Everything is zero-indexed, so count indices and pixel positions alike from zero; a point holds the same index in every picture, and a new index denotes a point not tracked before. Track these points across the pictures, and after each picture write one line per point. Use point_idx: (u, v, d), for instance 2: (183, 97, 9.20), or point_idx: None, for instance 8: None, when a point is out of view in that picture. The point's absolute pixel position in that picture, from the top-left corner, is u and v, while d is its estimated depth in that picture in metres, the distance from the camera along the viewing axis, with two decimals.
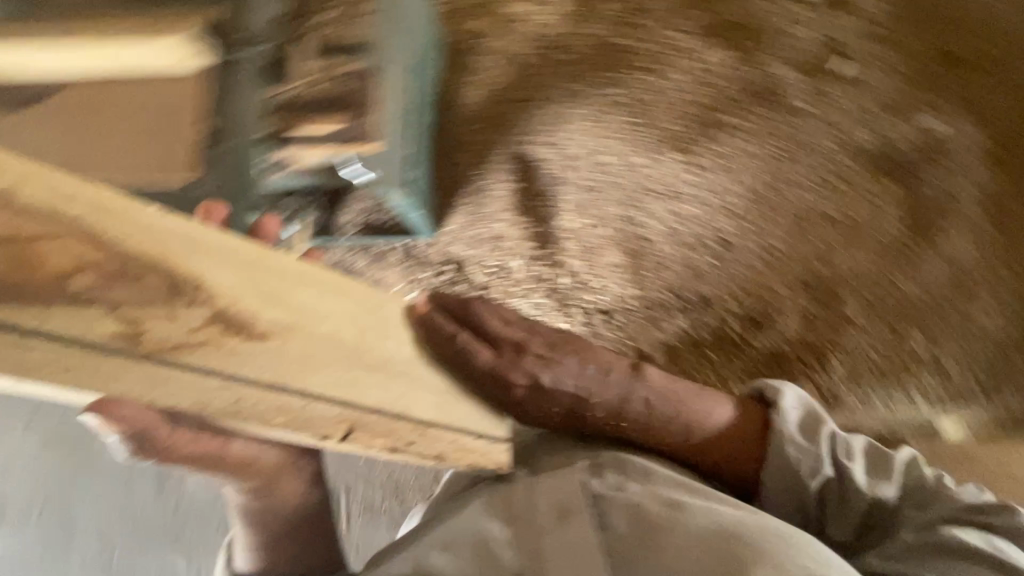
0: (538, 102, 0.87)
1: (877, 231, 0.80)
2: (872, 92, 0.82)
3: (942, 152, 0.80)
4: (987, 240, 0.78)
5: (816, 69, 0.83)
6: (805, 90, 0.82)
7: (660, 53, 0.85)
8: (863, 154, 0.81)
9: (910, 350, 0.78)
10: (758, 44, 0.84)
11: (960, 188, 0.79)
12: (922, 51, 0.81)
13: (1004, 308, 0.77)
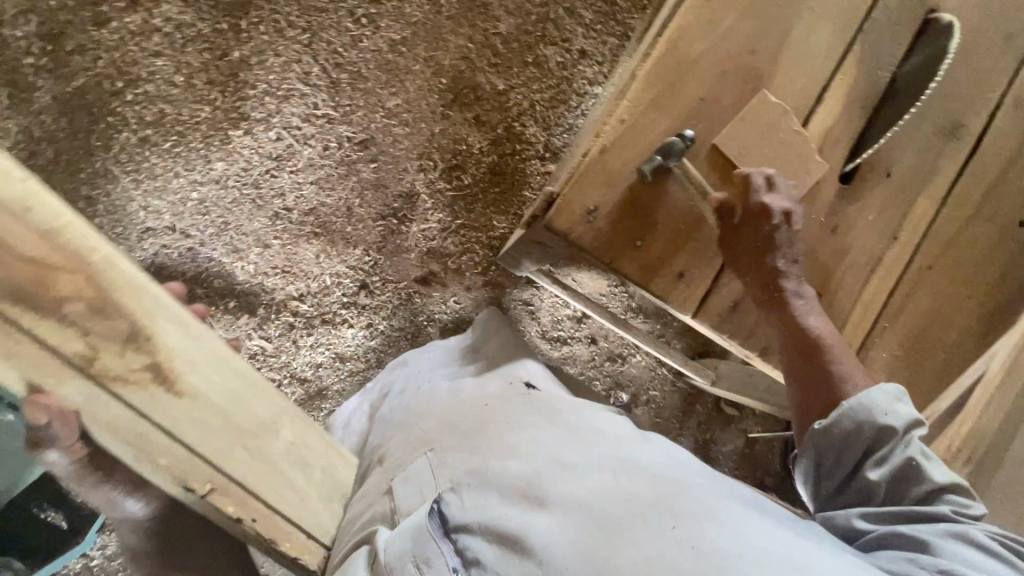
0: (228, 239, 0.94)
1: (496, 103, 1.02)
2: (439, 78, 1.00)
3: (498, 38, 1.02)
4: (547, 37, 1.03)
5: (395, 88, 0.98)
6: (396, 101, 0.98)
7: (294, 143, 0.95)
8: (469, 99, 1.01)
9: (561, 133, 1.04)
10: (366, 88, 0.97)
11: (510, 32, 1.02)
12: (436, 28, 0.99)
13: (575, 50, 1.03)
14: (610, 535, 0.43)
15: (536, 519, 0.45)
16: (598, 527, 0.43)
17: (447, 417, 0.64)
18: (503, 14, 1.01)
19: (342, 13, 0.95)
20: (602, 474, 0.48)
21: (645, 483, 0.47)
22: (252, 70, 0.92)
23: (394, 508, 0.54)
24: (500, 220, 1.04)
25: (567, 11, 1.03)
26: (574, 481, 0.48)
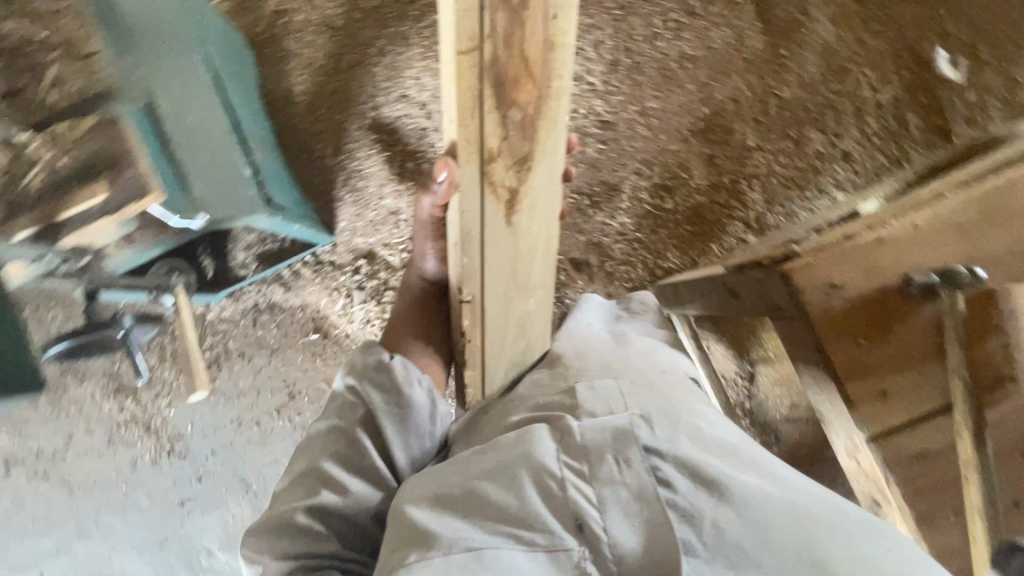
0: None
1: (738, 151, 1.02)
2: (698, 104, 1.01)
3: (776, 95, 1.00)
4: (822, 117, 0.99)
5: (655, 93, 1.01)
6: (649, 103, 1.01)
7: None
8: (709, 135, 1.02)
9: (782, 210, 1.01)
10: (636, 81, 1.01)
11: (791, 94, 1.00)
12: (724, 59, 1.00)
13: (842, 142, 0.99)
14: (802, 519, 0.46)
15: (737, 481, 0.47)
16: (789, 507, 0.47)
17: (618, 364, 0.66)
18: (797, 78, 0.99)
19: (659, 8, 0.99)
20: (779, 468, 0.52)
21: (825, 496, 0.50)
22: None
23: (532, 447, 0.49)
24: (675, 257, 1.04)
25: (856, 110, 0.97)
26: (753, 464, 0.51)
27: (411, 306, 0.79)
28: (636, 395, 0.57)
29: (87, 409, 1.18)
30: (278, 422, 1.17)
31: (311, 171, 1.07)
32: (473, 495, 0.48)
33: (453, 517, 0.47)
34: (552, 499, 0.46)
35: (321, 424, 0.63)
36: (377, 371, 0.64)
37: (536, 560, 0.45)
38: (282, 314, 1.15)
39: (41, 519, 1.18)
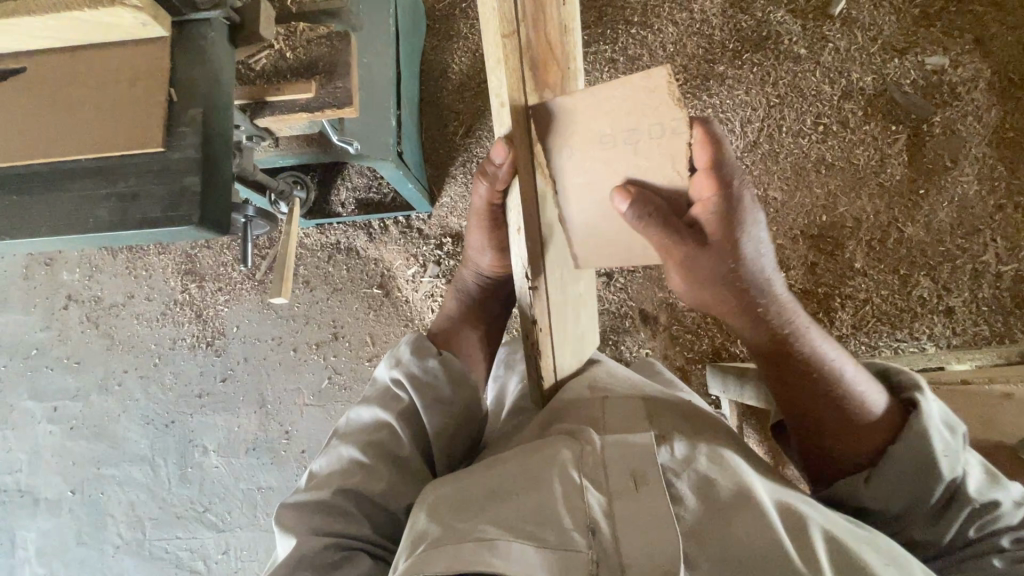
0: None
1: (842, 265, 0.99)
2: (818, 208, 1.01)
3: (897, 226, 0.99)
4: (936, 264, 0.97)
5: (781, 184, 1.01)
6: (772, 192, 1.01)
7: None
8: (821, 240, 1.00)
9: (866, 338, 0.98)
10: (769, 168, 1.02)
11: (913, 231, 0.99)
12: (858, 176, 1.00)
13: (946, 294, 0.97)
14: (829, 551, 0.42)
15: (755, 509, 0.44)
16: (816, 540, 0.43)
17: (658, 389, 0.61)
18: (924, 220, 0.98)
19: (812, 111, 1.01)
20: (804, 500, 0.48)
21: (869, 540, 0.46)
22: (716, 86, 1.04)
23: (549, 458, 0.46)
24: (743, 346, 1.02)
25: (972, 274, 0.97)
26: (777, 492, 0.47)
27: (463, 308, 0.77)
28: (656, 413, 0.53)
29: (154, 288, 1.24)
30: (311, 357, 1.18)
31: (436, 143, 1.13)
32: (489, 496, 0.44)
33: (464, 513, 0.43)
34: (570, 503, 0.43)
35: (361, 414, 0.62)
36: (418, 369, 0.63)
37: (549, 562, 0.40)
38: (356, 260, 1.18)
39: (76, 360, 1.24)
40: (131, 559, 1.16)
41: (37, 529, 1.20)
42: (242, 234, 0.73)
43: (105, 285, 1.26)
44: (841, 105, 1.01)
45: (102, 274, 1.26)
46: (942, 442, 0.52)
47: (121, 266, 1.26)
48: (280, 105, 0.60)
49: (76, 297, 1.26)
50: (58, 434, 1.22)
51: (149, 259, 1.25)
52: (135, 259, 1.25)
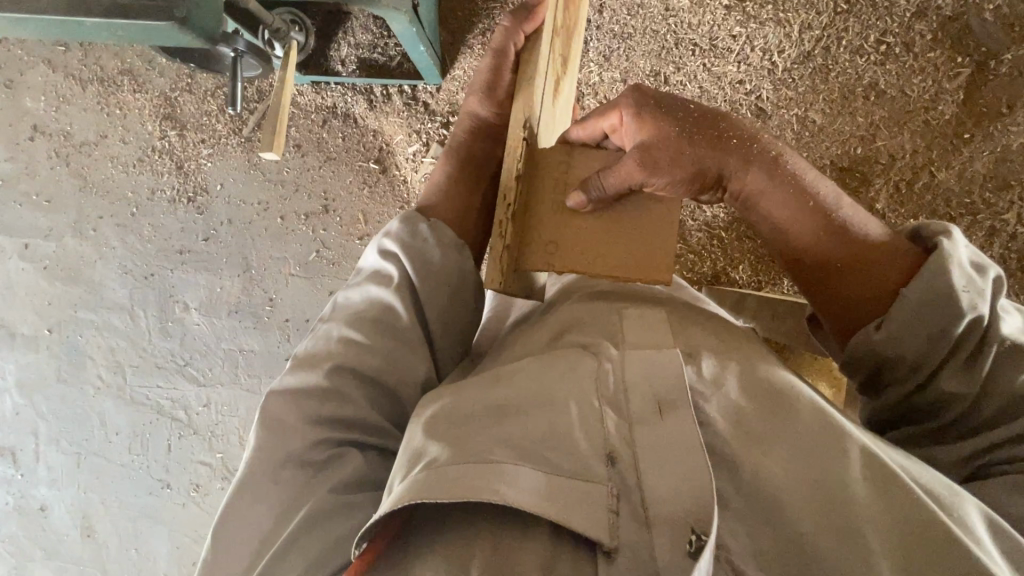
0: (615, 47, 0.95)
1: (866, 202, 0.94)
2: (855, 137, 0.93)
3: (931, 167, 0.93)
4: (960, 212, 0.93)
5: (821, 106, 0.93)
6: (809, 114, 0.94)
7: (735, 53, 0.93)
8: (849, 171, 0.94)
9: None
10: (815, 87, 0.93)
11: (946, 174, 0.93)
12: (907, 107, 0.92)
13: None
14: (885, 479, 0.42)
15: (794, 436, 0.44)
16: (869, 463, 0.43)
17: (682, 300, 0.61)
18: (961, 166, 0.93)
19: (878, 25, 0.91)
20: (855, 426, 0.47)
21: (917, 475, 0.45)
22: None
23: (560, 383, 0.47)
24: (743, 272, 1.00)
25: (989, 230, 0.93)
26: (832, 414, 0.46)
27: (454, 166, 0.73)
28: (682, 330, 0.53)
29: (130, 131, 1.14)
30: (298, 227, 1.13)
31: (458, 7, 1.01)
32: (496, 412, 0.45)
33: (477, 432, 0.43)
34: (588, 429, 0.44)
35: (351, 297, 0.59)
36: (408, 241, 0.61)
37: (563, 485, 0.41)
38: (353, 128, 1.09)
39: (45, 199, 1.17)
40: (111, 402, 1.19)
41: (14, 362, 1.20)
42: (232, 70, 0.64)
43: (73, 119, 1.15)
44: (910, 23, 0.91)
45: (71, 107, 1.14)
46: (965, 278, 0.52)
47: (91, 101, 1.14)
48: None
49: (41, 129, 1.15)
50: (30, 272, 1.18)
51: (125, 97, 1.13)
52: (108, 94, 1.13)
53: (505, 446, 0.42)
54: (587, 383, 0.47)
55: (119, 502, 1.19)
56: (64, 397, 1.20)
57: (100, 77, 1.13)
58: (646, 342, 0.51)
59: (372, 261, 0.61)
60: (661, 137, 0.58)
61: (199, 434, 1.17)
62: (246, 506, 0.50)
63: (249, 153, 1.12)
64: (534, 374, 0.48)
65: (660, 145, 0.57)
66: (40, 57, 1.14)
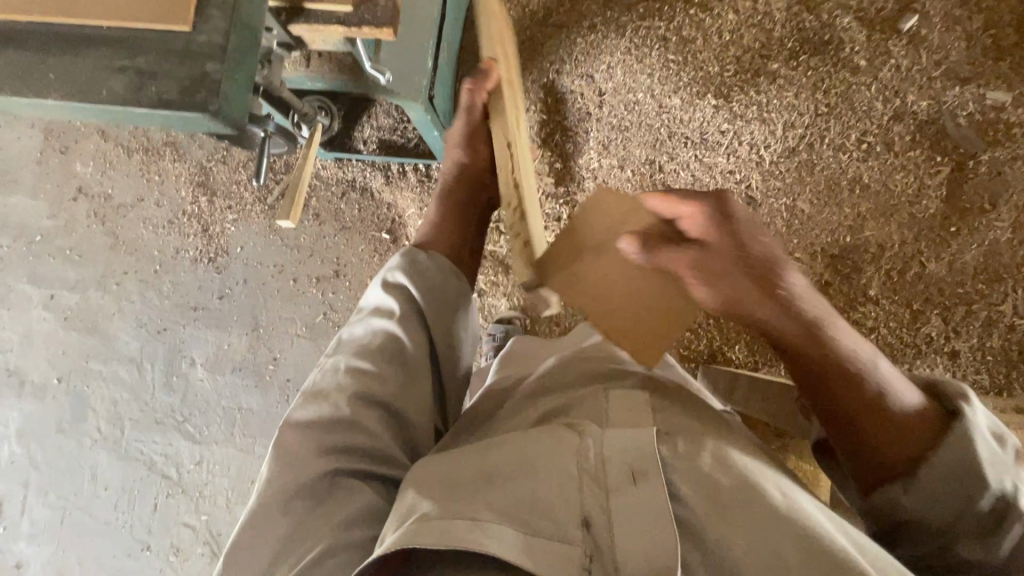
0: (613, 138, 1.03)
1: (858, 287, 0.96)
2: (844, 225, 0.98)
3: (921, 256, 0.96)
4: (953, 299, 0.94)
5: (809, 196, 0.98)
6: (797, 203, 0.99)
7: (724, 146, 1.00)
8: (840, 257, 0.97)
9: None
10: (802, 179, 0.99)
11: (936, 263, 0.95)
12: (892, 199, 0.97)
13: (953, 332, 0.94)
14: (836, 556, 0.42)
15: (756, 502, 0.44)
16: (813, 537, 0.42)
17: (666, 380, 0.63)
18: (949, 256, 0.95)
19: (859, 126, 0.98)
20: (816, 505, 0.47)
21: (882, 563, 0.44)
22: (766, 84, 1.00)
23: (541, 450, 0.47)
24: (737, 352, 1.00)
25: (985, 321, 0.93)
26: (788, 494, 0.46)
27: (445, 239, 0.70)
28: (661, 408, 0.54)
29: (165, 195, 1.23)
30: (309, 290, 1.18)
31: None
32: (480, 478, 0.46)
33: (456, 500, 0.45)
34: (565, 494, 0.45)
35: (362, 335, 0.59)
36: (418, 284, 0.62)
37: (536, 548, 0.42)
38: (369, 201, 1.17)
39: (78, 254, 1.24)
40: (106, 455, 1.19)
41: (20, 409, 1.22)
42: (259, 147, 0.70)
43: (115, 184, 1.25)
44: (888, 124, 0.97)
45: (116, 172, 1.25)
46: (988, 450, 0.52)
47: (134, 168, 1.24)
48: (319, 15, 0.59)
49: (85, 191, 1.25)
50: (51, 321, 1.23)
51: (165, 165, 1.24)
52: (150, 163, 1.24)
53: (483, 508, 0.44)
54: (568, 452, 0.48)
55: (98, 564, 1.15)
56: (61, 449, 1.20)
57: (146, 148, 1.24)
58: (630, 418, 0.52)
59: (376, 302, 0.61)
60: (717, 246, 0.51)
61: (187, 493, 1.15)
62: (252, 534, 0.49)
63: (270, 220, 1.20)
64: (519, 441, 0.49)
65: (712, 258, 0.51)
66: (95, 128, 1.27)
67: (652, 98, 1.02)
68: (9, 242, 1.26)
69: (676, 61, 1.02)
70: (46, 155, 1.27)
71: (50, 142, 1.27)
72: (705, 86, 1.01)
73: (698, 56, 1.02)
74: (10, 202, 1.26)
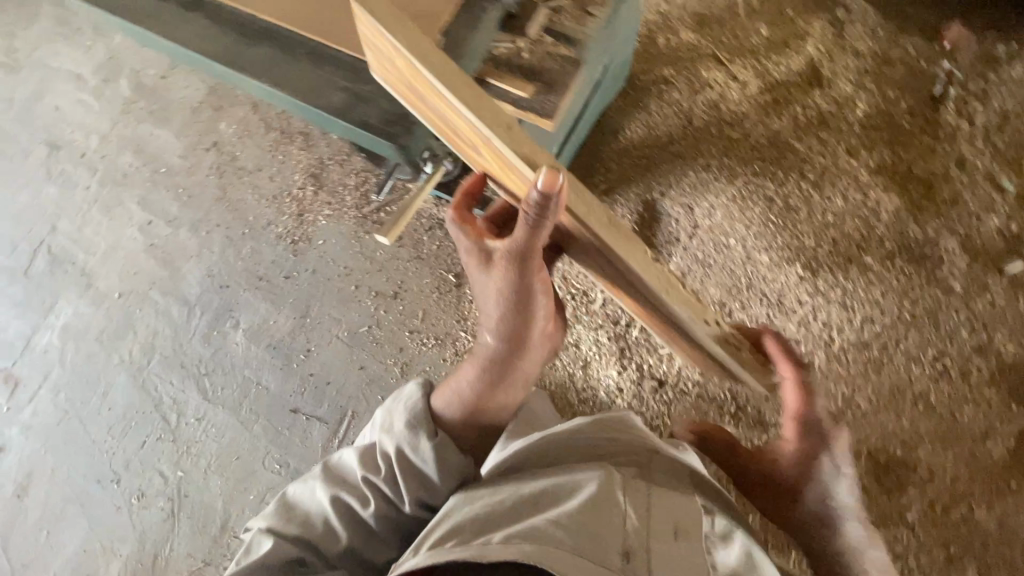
0: (693, 270, 1.06)
1: (895, 505, 0.91)
2: (897, 437, 0.94)
3: (970, 499, 0.90)
4: (994, 558, 0.87)
5: (868, 393, 0.96)
6: (854, 395, 0.97)
7: (797, 316, 1.01)
8: (884, 466, 0.93)
9: None
10: (865, 375, 0.97)
11: (984, 513, 0.90)
12: (954, 429, 0.93)
13: None
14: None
15: None
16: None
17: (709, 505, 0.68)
18: (1001, 510, 0.89)
19: (937, 345, 0.97)
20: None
21: None
22: (855, 273, 1.02)
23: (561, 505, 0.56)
24: (752, 518, 0.96)
25: None
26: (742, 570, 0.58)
27: (506, 369, 0.63)
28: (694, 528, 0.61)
29: (281, 174, 1.35)
30: (364, 300, 1.23)
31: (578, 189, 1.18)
32: (512, 513, 0.55)
33: (504, 521, 0.54)
34: (578, 542, 0.52)
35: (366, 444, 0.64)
36: (407, 444, 0.60)
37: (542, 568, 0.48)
38: (449, 242, 1.24)
39: (187, 195, 1.36)
40: (124, 378, 1.23)
41: (74, 307, 1.29)
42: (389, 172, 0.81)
43: (246, 150, 1.38)
44: (969, 355, 0.96)
45: (251, 141, 1.39)
46: None
47: (267, 143, 1.38)
48: (501, 96, 0.78)
49: (219, 147, 1.39)
50: (137, 242, 1.33)
51: (293, 150, 1.37)
52: (282, 144, 1.38)
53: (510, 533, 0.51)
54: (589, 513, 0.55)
55: (68, 478, 1.17)
56: (89, 357, 1.25)
57: (284, 131, 1.39)
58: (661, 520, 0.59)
59: (377, 422, 0.64)
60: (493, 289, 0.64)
61: (176, 444, 1.17)
62: None
63: (358, 227, 1.28)
64: (543, 495, 0.57)
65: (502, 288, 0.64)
66: (250, 99, 1.42)
67: (742, 248, 1.05)
68: (138, 164, 1.39)
69: (775, 222, 1.06)
70: (202, 107, 1.43)
71: (211, 99, 1.43)
72: (796, 255, 1.04)
73: (798, 226, 1.05)
74: (155, 133, 1.42)
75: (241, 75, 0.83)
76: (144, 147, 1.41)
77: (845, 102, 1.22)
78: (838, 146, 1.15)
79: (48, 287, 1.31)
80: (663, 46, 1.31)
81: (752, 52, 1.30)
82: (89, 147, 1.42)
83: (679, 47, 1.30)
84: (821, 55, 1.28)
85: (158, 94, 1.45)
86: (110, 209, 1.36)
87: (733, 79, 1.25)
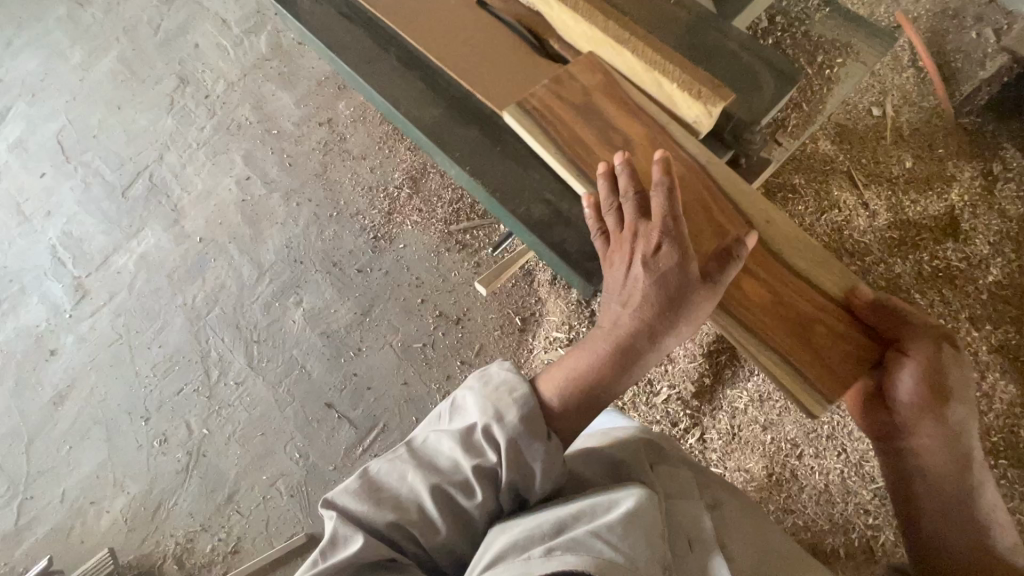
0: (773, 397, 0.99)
1: None
2: None
3: None
4: None
5: None
6: None
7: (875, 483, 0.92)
8: None
9: None
10: None
11: None
12: None
13: None
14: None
15: None
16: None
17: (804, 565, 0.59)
18: None
19: None
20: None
21: None
22: None
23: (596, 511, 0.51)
24: None
25: None
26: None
27: (663, 331, 0.55)
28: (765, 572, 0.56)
29: (383, 167, 1.35)
30: (427, 316, 1.22)
31: None
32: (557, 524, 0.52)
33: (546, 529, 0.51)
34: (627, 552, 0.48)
35: (432, 441, 0.54)
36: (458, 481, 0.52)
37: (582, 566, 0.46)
38: (526, 285, 1.21)
39: (290, 163, 1.38)
40: (181, 321, 1.25)
41: (156, 238, 1.33)
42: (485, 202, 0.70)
43: (356, 134, 1.39)
44: None
45: (363, 126, 1.39)
46: None
47: (377, 132, 1.38)
48: None
49: (332, 124, 1.40)
50: (232, 195, 1.36)
51: (400, 146, 1.36)
52: (391, 137, 1.37)
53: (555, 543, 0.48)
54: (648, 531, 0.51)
55: (104, 401, 1.20)
56: (156, 290, 1.28)
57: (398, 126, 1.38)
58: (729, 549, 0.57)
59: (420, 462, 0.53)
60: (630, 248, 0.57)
61: (210, 401, 1.18)
62: None
63: (441, 242, 1.27)
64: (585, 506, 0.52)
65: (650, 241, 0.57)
66: None
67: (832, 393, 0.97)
68: (254, 120, 1.43)
69: None
70: (328, 80, 1.44)
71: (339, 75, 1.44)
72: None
73: None
74: (278, 94, 1.45)
75: (437, 146, 0.69)
76: (265, 106, 1.44)
77: (980, 262, 1.13)
78: (961, 311, 1.06)
79: (140, 213, 1.35)
80: (797, 150, 1.25)
81: (891, 181, 1.22)
82: (215, 92, 1.46)
83: (816, 155, 1.23)
84: (965, 205, 1.19)
85: (291, 57, 1.48)
86: (217, 156, 1.40)
87: (863, 204, 1.18)
